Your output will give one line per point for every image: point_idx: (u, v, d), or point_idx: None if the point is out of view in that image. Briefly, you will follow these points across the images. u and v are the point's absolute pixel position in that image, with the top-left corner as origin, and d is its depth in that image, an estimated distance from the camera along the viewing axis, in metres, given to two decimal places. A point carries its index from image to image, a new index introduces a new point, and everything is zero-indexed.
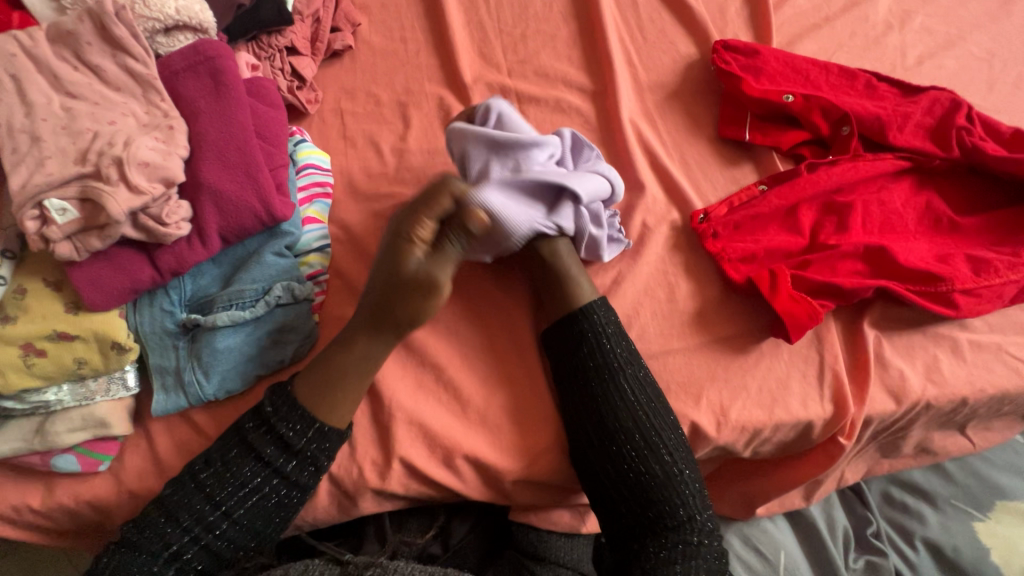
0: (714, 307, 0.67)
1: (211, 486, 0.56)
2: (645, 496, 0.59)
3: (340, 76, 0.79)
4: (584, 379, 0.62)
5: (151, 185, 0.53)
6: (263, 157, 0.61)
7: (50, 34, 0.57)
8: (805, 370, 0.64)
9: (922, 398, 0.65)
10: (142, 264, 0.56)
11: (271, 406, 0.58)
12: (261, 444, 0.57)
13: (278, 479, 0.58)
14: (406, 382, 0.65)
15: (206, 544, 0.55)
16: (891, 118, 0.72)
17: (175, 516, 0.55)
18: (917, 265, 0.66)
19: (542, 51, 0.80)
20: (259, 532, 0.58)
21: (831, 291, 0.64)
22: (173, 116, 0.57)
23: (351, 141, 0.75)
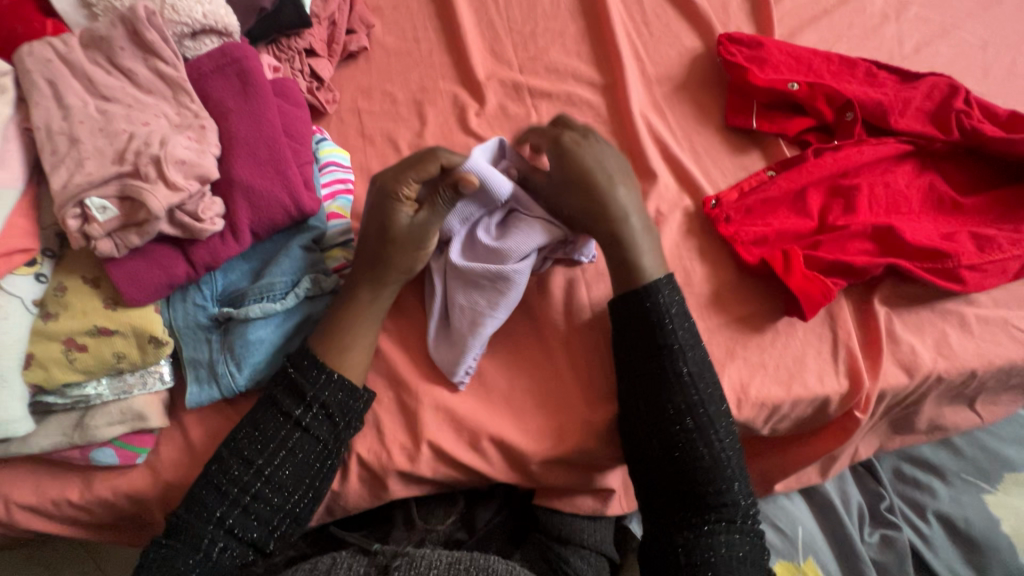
0: (728, 289, 0.69)
1: (246, 452, 0.58)
2: (692, 479, 0.59)
3: (356, 76, 0.81)
4: (647, 357, 0.61)
5: (187, 182, 0.55)
6: (290, 154, 0.62)
7: (84, 40, 0.59)
8: (819, 347, 0.66)
9: (934, 371, 0.67)
10: (177, 259, 0.58)
11: (293, 367, 0.60)
12: (280, 398, 0.60)
13: (308, 440, 0.59)
14: (431, 369, 0.66)
15: (244, 507, 0.57)
16: (892, 103, 0.74)
17: (215, 484, 0.57)
18: (924, 242, 0.68)
19: (552, 47, 0.83)
20: (294, 491, 0.59)
21: (843, 269, 0.66)
22: (204, 116, 0.59)
23: (370, 139, 0.78)
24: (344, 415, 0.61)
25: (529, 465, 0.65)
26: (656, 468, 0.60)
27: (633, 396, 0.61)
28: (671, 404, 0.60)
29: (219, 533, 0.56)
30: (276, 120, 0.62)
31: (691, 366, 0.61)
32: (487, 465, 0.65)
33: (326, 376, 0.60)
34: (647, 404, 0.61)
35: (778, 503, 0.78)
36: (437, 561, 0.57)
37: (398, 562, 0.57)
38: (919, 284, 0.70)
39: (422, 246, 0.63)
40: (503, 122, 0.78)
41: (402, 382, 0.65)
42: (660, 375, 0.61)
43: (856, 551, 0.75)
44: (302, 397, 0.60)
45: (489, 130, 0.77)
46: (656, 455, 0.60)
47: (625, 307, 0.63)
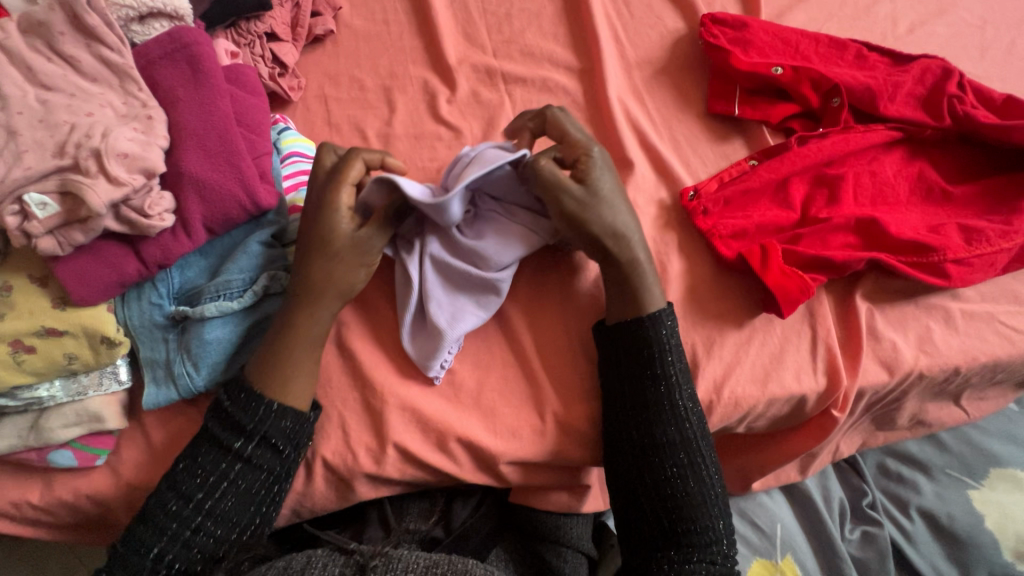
0: (706, 285, 0.67)
1: (184, 485, 0.56)
2: (674, 511, 0.59)
3: (322, 61, 0.78)
4: (639, 387, 0.61)
5: (131, 176, 0.52)
6: (245, 145, 0.60)
7: (22, 25, 0.56)
8: (797, 344, 0.65)
9: (914, 369, 0.66)
10: (127, 257, 0.56)
11: (227, 398, 0.58)
12: (220, 431, 0.58)
13: (250, 469, 0.58)
14: (398, 368, 0.64)
15: (185, 542, 0.55)
16: (881, 88, 0.71)
17: (153, 520, 0.55)
18: (909, 235, 0.65)
19: (528, 29, 0.79)
20: (239, 519, 0.58)
21: (822, 264, 0.64)
22: (152, 106, 0.56)
23: (337, 128, 0.75)
24: (289, 442, 0.59)
25: (497, 466, 0.64)
26: (640, 499, 0.60)
27: (629, 421, 0.61)
28: (665, 435, 0.60)
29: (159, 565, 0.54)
30: (229, 109, 0.59)
31: (687, 400, 0.61)
32: (456, 466, 0.63)
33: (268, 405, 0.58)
34: (636, 433, 0.60)
35: (759, 498, 0.77)
36: (415, 563, 0.55)
37: (376, 562, 0.54)
38: (903, 278, 0.67)
39: (360, 255, 0.60)
40: (475, 109, 0.75)
41: (368, 382, 0.63)
42: (657, 405, 0.60)
43: (834, 548, 0.74)
44: (255, 409, 0.58)
45: (460, 118, 0.74)
46: (646, 484, 0.60)
47: (623, 337, 0.61)
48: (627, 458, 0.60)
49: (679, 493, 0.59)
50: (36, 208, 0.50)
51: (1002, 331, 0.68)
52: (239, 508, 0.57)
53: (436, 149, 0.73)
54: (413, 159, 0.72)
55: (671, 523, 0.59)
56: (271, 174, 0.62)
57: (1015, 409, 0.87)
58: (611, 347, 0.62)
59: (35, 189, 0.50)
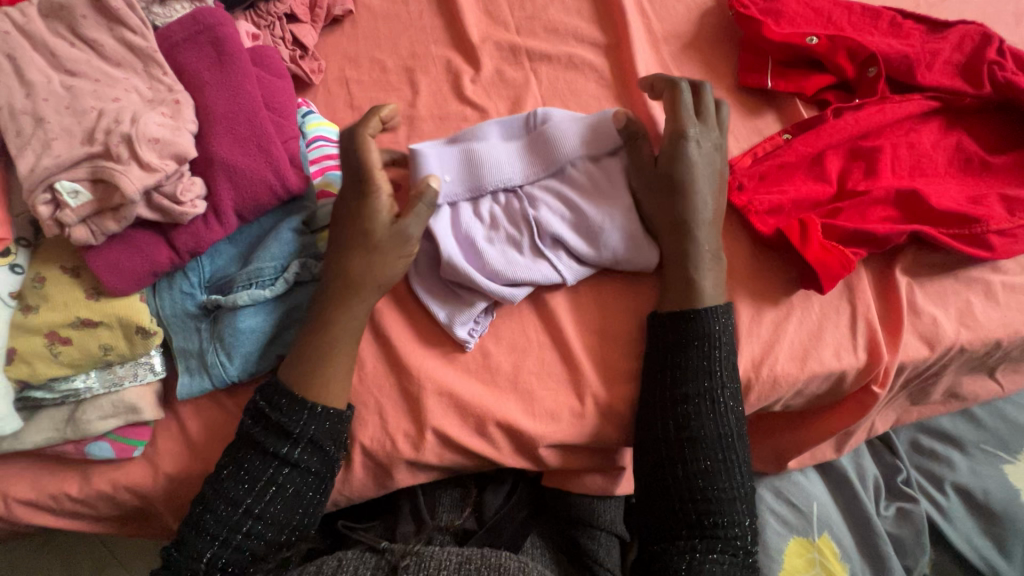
0: (744, 262, 0.66)
1: (231, 490, 0.55)
2: (705, 505, 0.59)
3: (342, 43, 0.76)
4: (680, 377, 0.61)
5: (163, 162, 0.51)
6: (274, 129, 0.58)
7: (43, 9, 0.55)
8: (836, 321, 0.64)
9: (956, 343, 0.65)
10: (161, 246, 0.55)
11: (265, 401, 0.57)
12: (263, 436, 0.56)
13: (295, 470, 0.57)
14: (434, 354, 0.64)
15: (237, 545, 0.55)
16: (918, 56, 0.69)
17: (203, 526, 0.54)
18: (950, 207, 0.64)
19: (551, 5, 0.77)
20: (290, 520, 0.57)
21: (860, 237, 0.63)
22: (178, 90, 0.55)
23: (359, 111, 0.73)
24: (336, 439, 0.58)
25: (534, 448, 0.63)
26: (668, 490, 0.60)
27: (670, 410, 0.60)
28: (701, 428, 0.60)
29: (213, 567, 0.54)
30: (257, 93, 0.58)
31: (728, 397, 0.61)
32: (494, 449, 0.63)
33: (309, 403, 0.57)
34: (673, 424, 0.60)
35: (795, 478, 0.76)
36: (447, 560, 0.56)
37: (408, 560, 0.55)
38: (942, 252, 0.66)
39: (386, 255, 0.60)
40: (500, 89, 0.73)
41: (403, 368, 0.62)
42: (696, 398, 0.60)
43: (870, 524, 0.74)
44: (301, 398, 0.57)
45: (485, 98, 0.73)
46: (675, 473, 0.60)
47: (672, 329, 0.61)
48: (659, 445, 0.61)
49: (709, 485, 0.59)
50: (70, 197, 0.50)
51: None
52: (288, 511, 0.57)
53: (462, 131, 0.71)
54: (439, 142, 0.71)
55: (699, 516, 0.59)
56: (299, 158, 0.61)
57: None
58: (658, 339, 0.62)
59: (68, 177, 0.49)
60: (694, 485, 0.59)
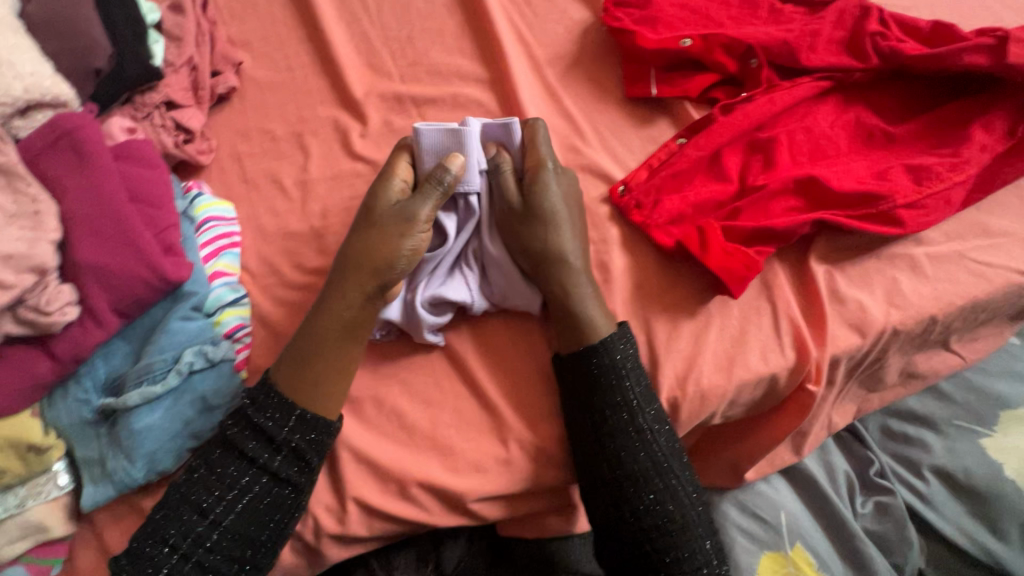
0: (655, 277, 0.63)
1: (197, 495, 0.53)
2: (662, 541, 0.55)
3: (233, 119, 0.76)
4: (598, 417, 0.57)
5: (20, 277, 0.50)
6: (145, 221, 0.58)
7: None
8: (758, 322, 0.61)
9: (887, 325, 0.61)
10: (42, 357, 0.54)
11: (249, 398, 0.56)
12: (242, 440, 0.55)
13: (267, 477, 0.55)
14: (349, 418, 0.61)
15: (198, 561, 0.52)
16: (798, 40, 0.67)
17: (164, 534, 0.52)
18: (853, 187, 0.61)
19: (432, 48, 0.77)
20: (256, 532, 0.54)
21: (762, 235, 0.60)
22: (42, 200, 0.54)
23: (254, 184, 0.73)
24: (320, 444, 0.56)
25: (462, 504, 0.60)
26: (620, 532, 0.56)
27: (597, 454, 0.57)
28: (634, 462, 0.57)
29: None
30: (125, 187, 0.58)
31: (652, 422, 0.58)
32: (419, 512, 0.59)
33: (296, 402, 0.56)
34: (605, 466, 0.57)
35: (759, 489, 0.71)
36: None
37: None
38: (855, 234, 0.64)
39: (400, 234, 0.59)
40: (390, 139, 0.73)
41: None
42: (620, 433, 0.57)
43: (847, 527, 0.69)
44: (290, 405, 0.56)
45: (375, 151, 0.72)
46: (624, 517, 0.56)
47: (578, 367, 0.58)
48: (600, 490, 0.57)
49: (659, 519, 0.56)
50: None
51: (974, 269, 0.63)
52: (260, 518, 0.54)
53: (356, 188, 0.71)
54: (334, 202, 0.70)
55: (658, 555, 0.55)
56: (181, 244, 0.60)
57: (1017, 343, 0.81)
58: (569, 380, 0.59)
59: None
60: (643, 522, 0.56)
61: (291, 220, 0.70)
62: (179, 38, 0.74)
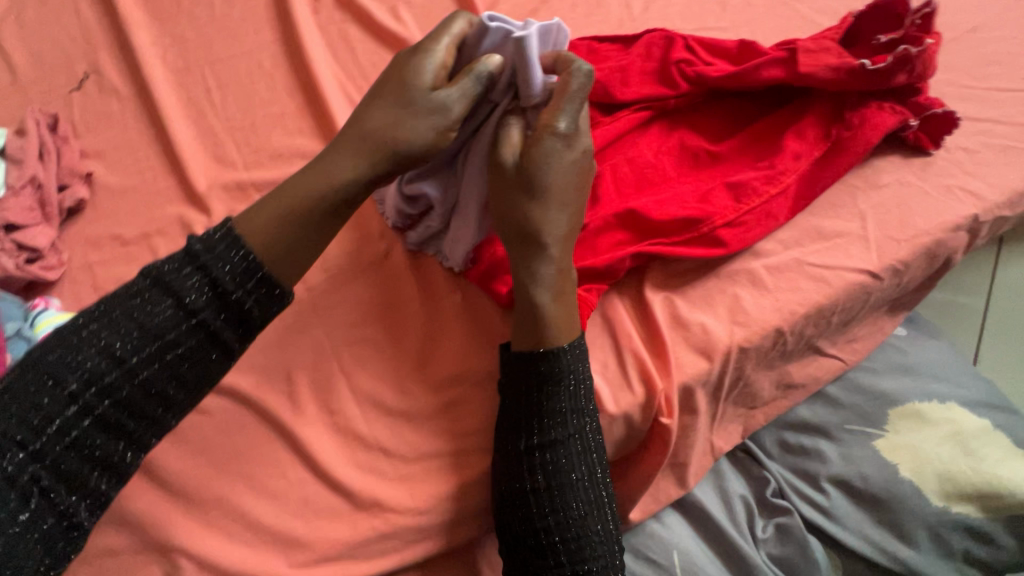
0: (504, 331, 0.66)
1: (74, 347, 0.45)
2: (578, 555, 0.54)
3: (84, 228, 0.77)
4: (539, 424, 0.55)
5: None
6: None
7: None
8: (602, 361, 0.60)
9: (732, 345, 0.60)
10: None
11: (200, 243, 0.49)
12: (178, 281, 0.48)
13: (204, 325, 0.48)
14: (189, 521, 0.57)
15: (72, 442, 0.45)
16: (608, 77, 0.69)
17: (35, 398, 0.44)
18: (674, 213, 0.62)
19: (275, 134, 0.79)
20: (81, 479, 0.46)
21: (589, 273, 0.60)
22: None
23: (104, 291, 0.72)
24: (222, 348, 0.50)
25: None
26: (531, 545, 0.54)
27: (528, 462, 0.54)
28: (569, 470, 0.55)
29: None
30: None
31: (594, 434, 0.57)
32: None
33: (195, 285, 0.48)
34: (539, 472, 0.54)
35: (649, 531, 0.68)
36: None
37: None
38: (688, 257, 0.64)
39: (364, 156, 0.55)
40: None
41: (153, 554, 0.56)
42: (561, 441, 0.55)
43: (744, 558, 0.66)
44: (256, 266, 0.49)
45: None
46: (541, 527, 0.54)
47: (522, 369, 0.56)
48: (528, 499, 0.54)
49: (579, 534, 0.55)
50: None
51: (815, 274, 0.62)
52: (104, 450, 0.46)
53: None
54: None
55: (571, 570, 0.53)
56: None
57: (898, 338, 0.82)
58: (513, 385, 0.57)
59: None
60: (564, 536, 0.54)
61: None
62: None
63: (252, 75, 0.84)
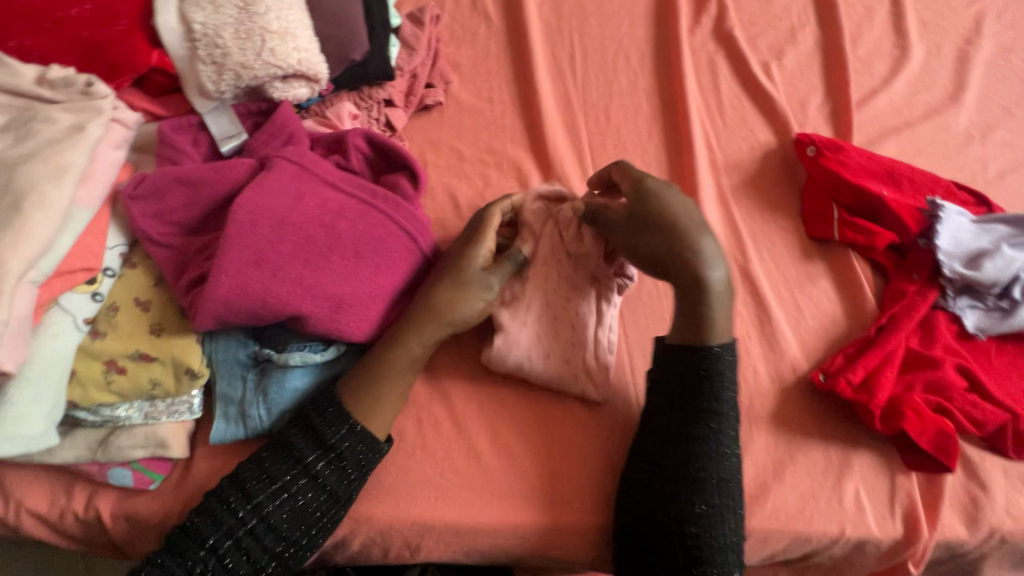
0: (796, 410, 0.65)
1: (250, 484, 0.56)
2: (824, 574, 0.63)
3: (426, 128, 0.83)
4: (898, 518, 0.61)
5: (298, 271, 0.56)
6: (374, 224, 0.61)
7: (197, 90, 0.64)
8: (873, 485, 0.62)
9: (999, 531, 0.61)
10: (283, 301, 0.55)
11: (315, 409, 0.59)
12: (296, 439, 0.58)
13: (306, 479, 0.57)
14: (455, 441, 0.64)
15: (237, 541, 0.54)
16: (920, 221, 0.71)
17: (216, 515, 0.55)
18: (1009, 401, 0.64)
19: (624, 126, 0.83)
20: (289, 530, 0.56)
21: (943, 431, 0.60)
22: (322, 205, 0.60)
23: (431, 193, 0.78)
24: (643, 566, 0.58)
25: (564, 539, 0.62)
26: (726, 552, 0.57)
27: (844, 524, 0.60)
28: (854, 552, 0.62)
29: (293, 494, 0.56)
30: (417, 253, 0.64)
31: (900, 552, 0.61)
32: (506, 530, 0.61)
33: (323, 482, 0.57)
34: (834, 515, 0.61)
35: None
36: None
37: None
38: (978, 440, 0.65)
39: None
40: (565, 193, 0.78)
41: (417, 452, 0.63)
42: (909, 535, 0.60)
43: None
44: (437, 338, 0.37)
45: None
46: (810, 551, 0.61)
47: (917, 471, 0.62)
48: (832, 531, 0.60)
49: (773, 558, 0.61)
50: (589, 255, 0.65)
51: None
52: (282, 529, 0.55)
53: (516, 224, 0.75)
54: None
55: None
56: (386, 247, 0.61)
57: None
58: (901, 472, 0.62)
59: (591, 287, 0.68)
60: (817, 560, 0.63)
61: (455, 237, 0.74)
62: (411, 46, 0.84)
63: (617, 63, 0.89)
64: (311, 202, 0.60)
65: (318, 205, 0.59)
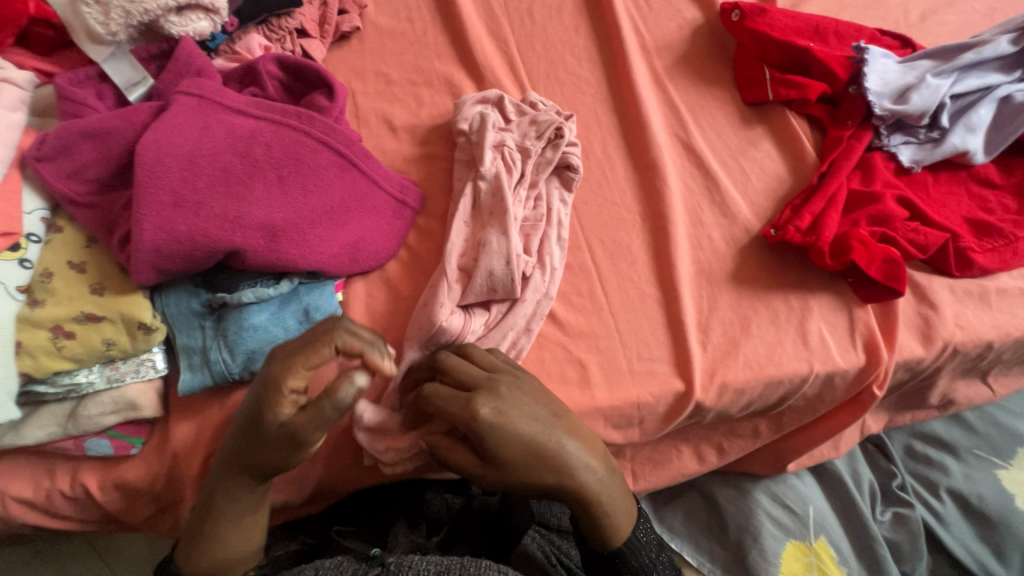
0: (754, 267, 0.67)
1: None
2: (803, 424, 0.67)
3: (348, 56, 0.79)
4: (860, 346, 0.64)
5: (222, 202, 0.54)
6: (290, 144, 0.59)
7: (87, 36, 0.61)
8: (833, 323, 0.65)
9: (950, 343, 0.65)
10: (213, 236, 0.53)
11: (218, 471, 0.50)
12: None
13: None
14: None
15: None
16: (847, 67, 0.72)
17: None
18: (947, 223, 0.67)
19: (550, 24, 0.81)
20: None
21: (891, 258, 0.63)
22: (229, 133, 0.58)
23: (364, 120, 0.74)
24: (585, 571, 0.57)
25: None
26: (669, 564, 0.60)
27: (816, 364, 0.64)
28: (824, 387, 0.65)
29: None
30: (349, 167, 0.62)
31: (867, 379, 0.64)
32: None
33: None
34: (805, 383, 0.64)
35: (789, 481, 0.77)
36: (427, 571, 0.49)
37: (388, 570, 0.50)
38: (926, 265, 0.68)
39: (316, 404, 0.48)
40: None
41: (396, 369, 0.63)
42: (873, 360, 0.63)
43: (867, 529, 0.75)
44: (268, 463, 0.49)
45: None
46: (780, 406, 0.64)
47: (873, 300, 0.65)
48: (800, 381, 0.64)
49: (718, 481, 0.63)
50: (476, 324, 0.60)
51: None
52: None
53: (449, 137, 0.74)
54: (440, 146, 0.73)
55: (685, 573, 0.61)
56: (309, 164, 0.59)
57: None
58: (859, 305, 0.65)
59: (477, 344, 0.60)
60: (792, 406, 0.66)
61: (396, 160, 0.72)
62: None
63: None
64: (222, 130, 0.57)
65: (228, 134, 0.57)
